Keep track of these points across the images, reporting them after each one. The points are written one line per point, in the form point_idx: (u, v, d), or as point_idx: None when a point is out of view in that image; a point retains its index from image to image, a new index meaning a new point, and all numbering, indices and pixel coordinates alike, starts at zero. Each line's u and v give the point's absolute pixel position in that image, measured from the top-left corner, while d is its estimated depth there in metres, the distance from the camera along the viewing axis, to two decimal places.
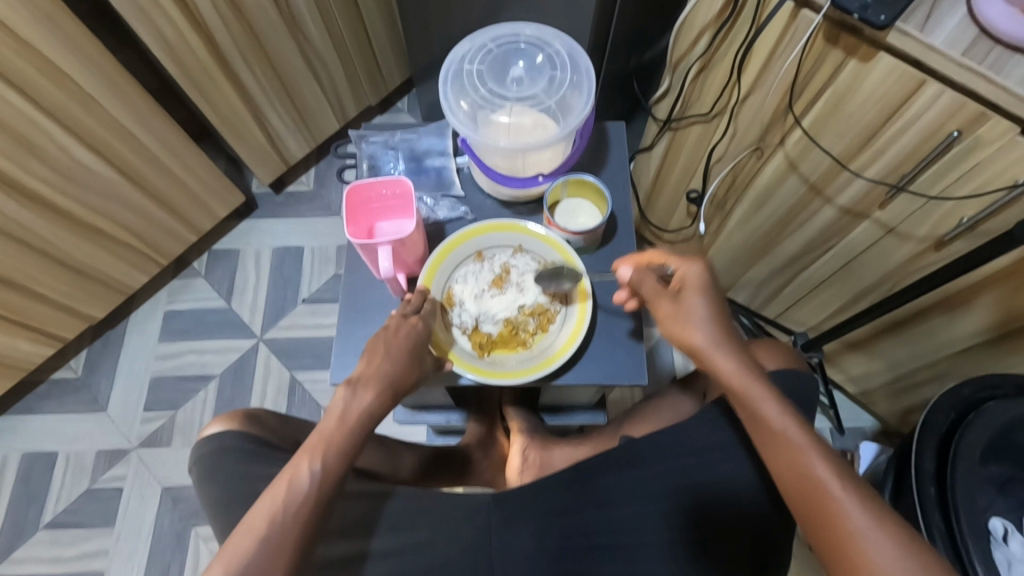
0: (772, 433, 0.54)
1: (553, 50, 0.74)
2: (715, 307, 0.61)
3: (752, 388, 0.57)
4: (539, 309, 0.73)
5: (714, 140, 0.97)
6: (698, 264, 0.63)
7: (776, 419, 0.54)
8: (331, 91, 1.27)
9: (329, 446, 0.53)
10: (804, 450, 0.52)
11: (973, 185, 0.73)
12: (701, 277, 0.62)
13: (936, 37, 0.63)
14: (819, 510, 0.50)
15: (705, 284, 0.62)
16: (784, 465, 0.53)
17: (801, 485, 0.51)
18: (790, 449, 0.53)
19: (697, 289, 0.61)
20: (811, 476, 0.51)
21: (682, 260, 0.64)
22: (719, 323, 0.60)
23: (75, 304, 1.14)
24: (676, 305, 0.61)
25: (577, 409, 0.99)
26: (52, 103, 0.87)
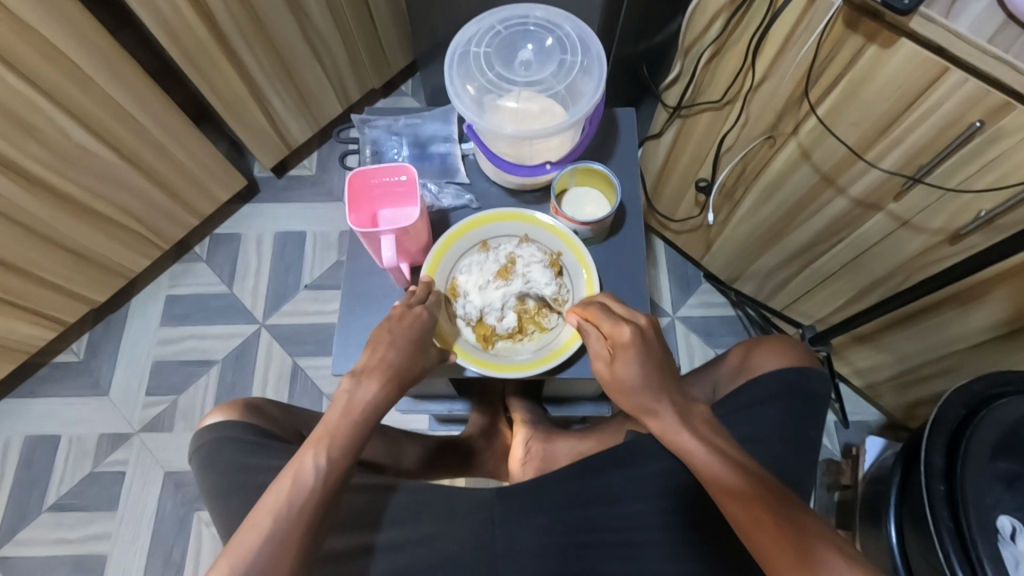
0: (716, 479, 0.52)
1: (562, 33, 0.72)
2: (648, 371, 0.57)
3: (688, 441, 0.55)
4: (541, 304, 0.71)
5: (725, 127, 0.94)
6: (630, 327, 0.58)
7: (723, 471, 0.52)
8: (333, 73, 1.25)
9: (335, 437, 0.52)
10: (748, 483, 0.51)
11: (993, 178, 0.71)
12: (634, 341, 0.58)
13: (960, 23, 0.61)
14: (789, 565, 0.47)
15: (639, 350, 0.57)
16: (742, 517, 0.50)
17: (767, 536, 0.48)
18: (739, 492, 0.51)
19: (629, 357, 0.57)
20: (777, 527, 0.48)
21: (615, 322, 0.59)
22: (651, 390, 0.56)
23: (75, 288, 1.13)
24: (608, 369, 0.59)
25: (582, 401, 0.95)
26: (48, 83, 0.84)
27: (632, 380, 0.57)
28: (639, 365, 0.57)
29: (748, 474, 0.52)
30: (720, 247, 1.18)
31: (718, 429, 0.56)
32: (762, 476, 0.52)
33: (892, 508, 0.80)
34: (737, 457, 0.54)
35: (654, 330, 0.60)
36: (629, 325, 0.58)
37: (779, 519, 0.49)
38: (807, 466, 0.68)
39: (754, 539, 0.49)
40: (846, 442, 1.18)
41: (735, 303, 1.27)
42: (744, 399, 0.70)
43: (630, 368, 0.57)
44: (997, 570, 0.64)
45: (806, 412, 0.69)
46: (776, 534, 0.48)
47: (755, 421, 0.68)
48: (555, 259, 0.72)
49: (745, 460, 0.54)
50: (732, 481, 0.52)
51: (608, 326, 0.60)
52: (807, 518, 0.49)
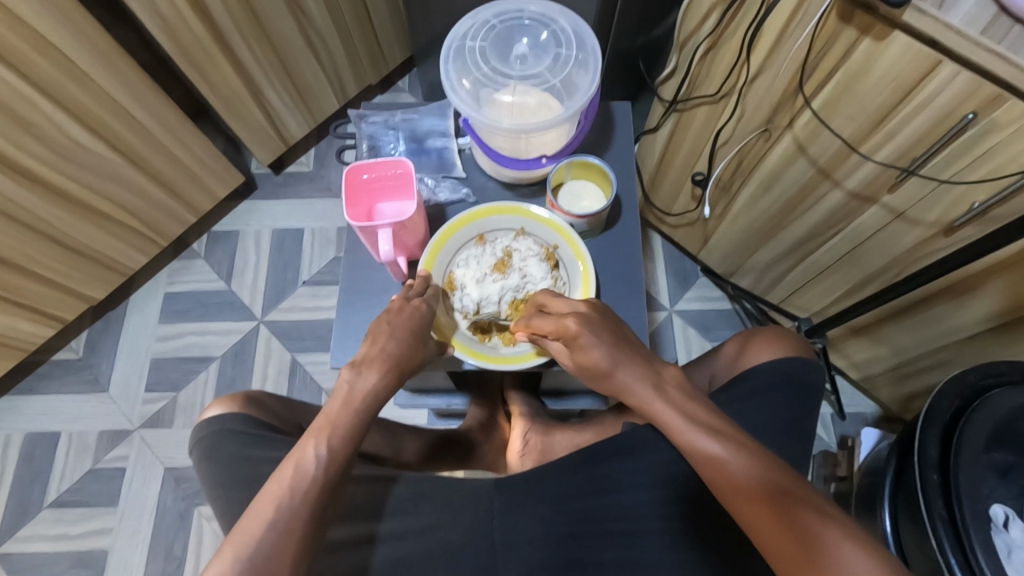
0: (700, 453, 0.52)
1: (558, 26, 0.72)
2: (609, 347, 0.59)
3: (668, 413, 0.56)
4: (516, 302, 0.70)
5: (721, 121, 0.95)
6: (571, 318, 0.59)
7: (703, 441, 0.53)
8: (330, 69, 1.25)
9: (335, 428, 0.52)
10: (729, 456, 0.51)
11: (985, 170, 0.71)
12: (581, 329, 0.59)
13: (953, 16, 0.62)
14: (784, 544, 0.46)
15: (590, 333, 0.59)
16: (730, 497, 0.50)
17: (760, 518, 0.48)
18: (719, 464, 0.51)
19: (585, 343, 0.59)
20: (768, 504, 0.48)
21: (558, 318, 0.61)
22: (620, 365, 0.58)
23: (74, 285, 1.13)
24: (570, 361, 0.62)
25: (580, 394, 0.90)
26: (45, 79, 0.84)
27: (599, 362, 0.59)
28: (595, 347, 0.59)
29: (738, 450, 0.51)
30: (717, 241, 1.19)
31: (695, 395, 0.57)
32: (753, 449, 0.51)
33: (887, 498, 0.81)
34: (717, 424, 0.54)
35: (596, 310, 0.62)
36: (568, 319, 0.59)
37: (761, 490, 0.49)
38: (801, 455, 0.69)
39: (737, 506, 0.50)
40: (842, 434, 1.18)
41: (733, 297, 1.27)
42: (739, 391, 0.71)
43: (591, 353, 0.59)
44: (990, 557, 0.65)
45: (802, 401, 0.70)
46: (760, 505, 0.48)
47: (751, 411, 0.69)
48: (551, 252, 0.73)
49: (725, 425, 0.54)
50: (717, 454, 0.51)
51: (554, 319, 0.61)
52: (801, 491, 0.48)
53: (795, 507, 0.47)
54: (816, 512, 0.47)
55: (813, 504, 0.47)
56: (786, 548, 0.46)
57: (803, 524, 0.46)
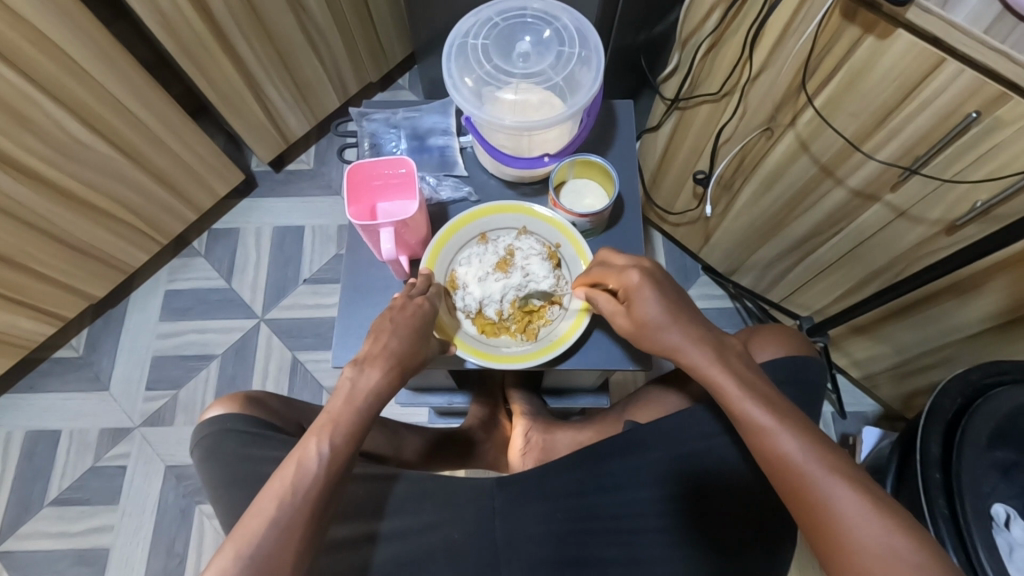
0: (748, 420, 0.53)
1: (561, 24, 0.72)
2: (667, 303, 0.59)
3: (722, 377, 0.56)
4: (513, 305, 0.71)
5: (723, 119, 0.95)
6: (635, 270, 0.61)
7: (750, 407, 0.53)
8: (331, 67, 1.25)
9: (337, 425, 0.52)
10: (779, 427, 0.51)
11: (988, 168, 0.71)
12: (643, 282, 0.61)
13: (958, 14, 0.61)
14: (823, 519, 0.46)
15: (652, 288, 0.60)
16: (774, 466, 0.50)
17: (801, 488, 0.48)
18: (767, 432, 0.51)
19: (644, 296, 0.60)
20: (814, 478, 0.48)
21: (620, 271, 0.62)
22: (675, 321, 0.59)
23: (74, 282, 1.13)
24: (624, 313, 0.62)
25: (580, 393, 0.96)
26: (45, 76, 0.84)
27: (655, 315, 0.59)
28: (655, 300, 0.59)
29: (790, 425, 0.51)
30: (719, 240, 1.19)
31: (752, 365, 0.57)
32: (807, 428, 0.51)
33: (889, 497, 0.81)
34: (767, 394, 0.54)
35: (659, 271, 0.63)
36: (635, 269, 0.61)
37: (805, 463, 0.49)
38: None
39: (777, 475, 0.50)
40: (843, 433, 1.18)
41: (734, 296, 1.27)
42: None
43: (649, 306, 0.59)
44: (991, 556, 0.65)
45: (804, 401, 0.70)
46: (801, 478, 0.48)
47: None
48: (553, 251, 0.73)
49: (776, 397, 0.54)
50: (771, 427, 0.51)
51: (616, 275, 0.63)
52: (848, 468, 0.48)
53: (840, 484, 0.47)
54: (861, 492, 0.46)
55: (858, 482, 0.47)
56: (825, 521, 0.46)
57: (844, 501, 0.46)
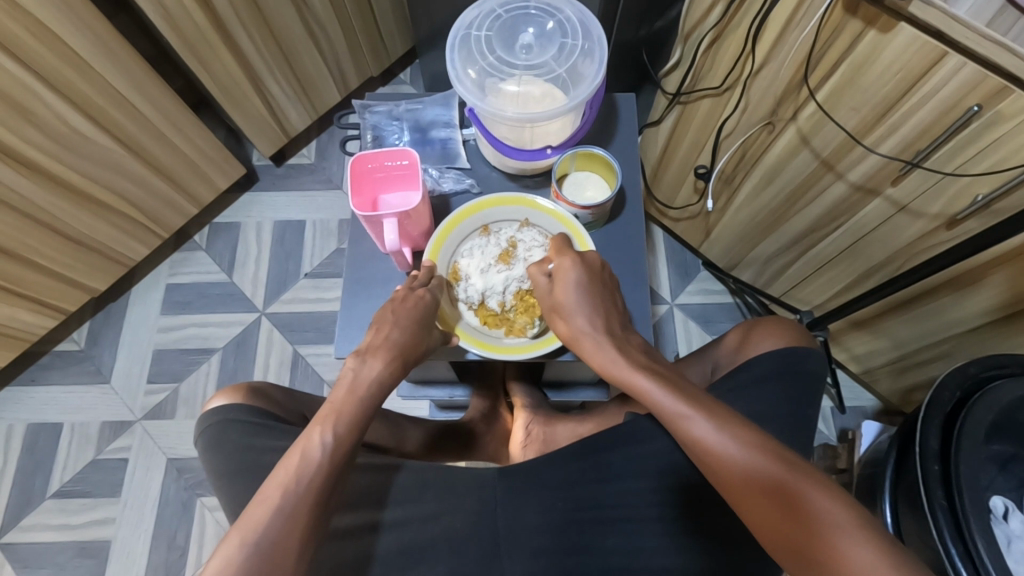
0: (667, 412, 0.54)
1: (563, 16, 0.72)
2: (586, 296, 0.63)
3: (636, 374, 0.57)
4: (520, 293, 0.70)
5: (725, 114, 0.95)
6: (569, 260, 0.64)
7: (666, 397, 0.54)
8: (332, 61, 1.25)
9: (341, 415, 0.52)
10: (699, 415, 0.52)
11: (989, 162, 0.71)
12: (572, 272, 0.63)
13: (960, 7, 0.61)
14: (755, 502, 0.48)
15: (576, 279, 0.63)
16: (700, 458, 0.52)
17: (731, 477, 0.49)
18: (687, 422, 0.52)
19: (566, 285, 0.63)
20: (741, 462, 0.49)
21: (559, 253, 0.65)
22: (588, 314, 0.62)
23: (76, 275, 1.13)
24: (548, 296, 0.65)
25: (580, 386, 0.96)
26: (46, 68, 0.84)
27: (569, 305, 0.62)
28: (575, 291, 0.62)
29: (706, 417, 0.52)
30: (719, 235, 1.19)
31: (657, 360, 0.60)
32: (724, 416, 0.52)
33: (888, 490, 0.81)
34: (677, 382, 0.56)
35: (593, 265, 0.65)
36: (570, 260, 0.63)
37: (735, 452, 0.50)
38: (804, 447, 0.69)
39: (709, 466, 0.51)
40: (842, 427, 1.19)
41: (734, 291, 1.28)
42: (740, 381, 0.71)
43: (567, 294, 0.63)
44: (989, 548, 0.65)
45: (804, 393, 0.70)
46: (734, 468, 0.49)
47: (755, 401, 0.69)
48: None
49: (687, 384, 0.56)
50: (690, 417, 0.52)
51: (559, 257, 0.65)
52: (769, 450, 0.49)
53: (775, 467, 0.48)
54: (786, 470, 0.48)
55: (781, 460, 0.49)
56: (761, 503, 0.48)
57: (774, 481, 0.48)
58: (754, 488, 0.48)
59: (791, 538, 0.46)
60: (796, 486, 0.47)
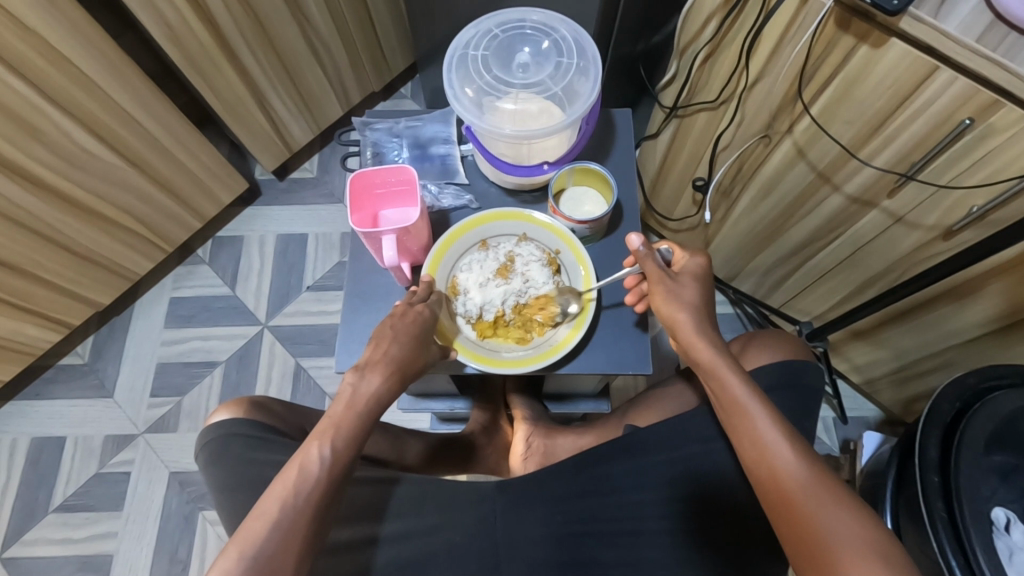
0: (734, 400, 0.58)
1: (559, 35, 0.73)
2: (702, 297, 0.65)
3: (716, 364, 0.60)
4: (548, 294, 0.72)
5: (721, 127, 0.96)
6: (702, 260, 0.66)
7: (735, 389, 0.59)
8: (334, 77, 1.27)
9: (339, 430, 0.53)
10: (761, 414, 0.57)
11: (983, 174, 0.72)
12: (701, 273, 0.66)
13: (949, 23, 0.62)
14: (788, 499, 0.53)
15: (701, 280, 0.65)
16: (749, 447, 0.56)
17: (773, 474, 0.54)
18: (744, 413, 0.57)
19: (693, 282, 0.65)
20: (788, 467, 0.54)
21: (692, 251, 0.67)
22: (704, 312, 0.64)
23: (80, 290, 1.14)
24: (669, 283, 0.64)
25: (581, 398, 0.99)
26: (53, 87, 0.86)
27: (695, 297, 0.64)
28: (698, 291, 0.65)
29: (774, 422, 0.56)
30: (719, 246, 1.19)
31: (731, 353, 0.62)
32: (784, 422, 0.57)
33: (889, 502, 0.81)
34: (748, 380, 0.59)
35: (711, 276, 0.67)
36: (705, 257, 0.67)
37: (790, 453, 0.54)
38: None
39: (760, 456, 0.55)
40: (844, 438, 1.19)
41: (734, 301, 1.28)
42: None
43: (692, 289, 0.64)
44: (989, 560, 0.65)
45: (802, 405, 0.71)
46: (781, 469, 0.54)
47: None
48: (553, 257, 0.74)
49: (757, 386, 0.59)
50: (751, 411, 0.57)
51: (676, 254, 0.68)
52: (816, 465, 0.54)
53: (823, 486, 0.52)
54: (828, 486, 0.52)
55: (826, 476, 0.53)
56: (793, 503, 0.52)
57: (815, 492, 0.52)
58: (791, 488, 0.53)
59: (811, 542, 0.51)
60: (833, 503, 0.51)
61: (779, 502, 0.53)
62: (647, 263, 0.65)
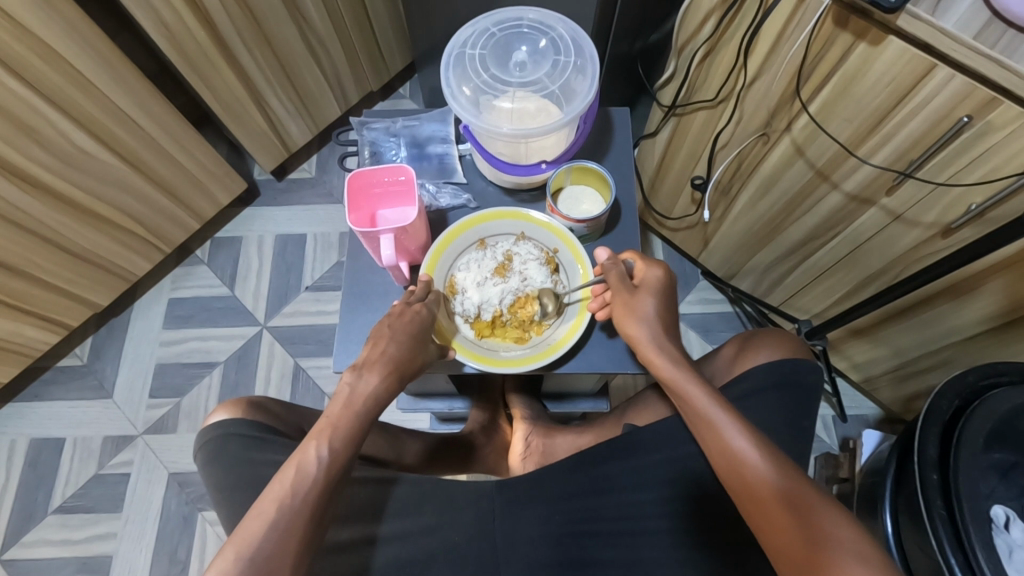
0: (702, 414, 0.60)
1: (556, 34, 0.73)
2: (660, 310, 0.66)
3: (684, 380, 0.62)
4: (530, 292, 0.72)
5: (720, 125, 0.96)
6: (659, 270, 0.67)
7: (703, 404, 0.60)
8: (332, 76, 1.27)
9: (337, 429, 0.53)
10: (731, 425, 0.58)
11: (982, 171, 0.72)
12: (658, 284, 0.66)
13: (947, 20, 0.62)
14: (766, 507, 0.53)
15: (658, 292, 0.66)
16: (721, 460, 0.57)
17: (747, 484, 0.55)
18: (714, 426, 0.59)
19: (649, 295, 0.66)
20: (762, 476, 0.55)
21: (648, 261, 0.68)
22: (664, 325, 0.65)
23: (79, 290, 1.14)
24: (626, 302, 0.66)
25: (580, 397, 0.99)
26: (50, 88, 0.86)
27: (653, 311, 0.65)
28: (657, 304, 0.66)
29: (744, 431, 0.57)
30: (718, 244, 1.19)
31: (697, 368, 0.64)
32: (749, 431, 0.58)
33: (888, 500, 0.81)
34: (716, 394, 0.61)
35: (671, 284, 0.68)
36: (663, 266, 0.67)
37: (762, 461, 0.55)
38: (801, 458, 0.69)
39: (732, 468, 0.56)
40: (844, 436, 1.18)
41: (733, 300, 1.28)
42: (740, 393, 0.71)
43: (649, 302, 0.65)
44: (989, 557, 0.65)
45: (801, 404, 0.70)
46: (753, 478, 0.55)
47: (753, 412, 0.69)
48: (551, 256, 0.74)
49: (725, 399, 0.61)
50: (721, 424, 0.58)
51: (636, 267, 0.68)
52: (785, 468, 0.55)
53: (799, 490, 0.53)
54: (801, 487, 0.53)
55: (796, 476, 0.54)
56: (771, 512, 0.53)
57: (792, 499, 0.53)
58: (768, 495, 0.54)
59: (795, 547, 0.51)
60: (808, 502, 0.52)
61: (757, 511, 0.54)
62: (609, 274, 0.67)
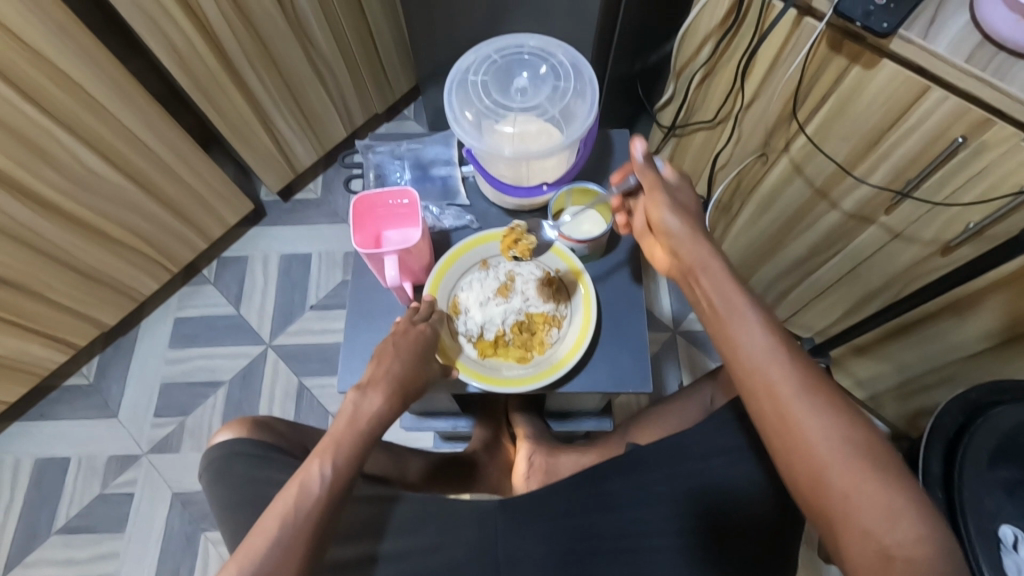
0: (747, 348, 0.49)
1: (557, 60, 0.75)
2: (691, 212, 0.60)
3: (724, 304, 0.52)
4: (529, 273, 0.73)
5: (719, 145, 1.00)
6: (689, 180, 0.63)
7: (747, 334, 0.49)
8: (338, 99, 1.29)
9: (340, 447, 0.53)
10: (780, 363, 0.48)
11: (978, 191, 0.72)
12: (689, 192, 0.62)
13: (938, 44, 0.64)
14: (820, 468, 0.44)
15: (689, 198, 0.61)
16: (767, 405, 0.47)
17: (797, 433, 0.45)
18: (760, 365, 0.48)
19: (683, 195, 0.61)
20: (818, 428, 0.45)
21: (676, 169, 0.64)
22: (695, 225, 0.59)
23: (86, 309, 1.16)
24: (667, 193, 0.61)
25: (584, 416, 0.99)
26: (62, 111, 0.88)
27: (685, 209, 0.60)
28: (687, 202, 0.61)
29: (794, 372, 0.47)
30: None
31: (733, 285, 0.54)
32: (806, 364, 0.48)
33: None
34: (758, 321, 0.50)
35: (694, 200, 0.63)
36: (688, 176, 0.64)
37: (815, 406, 0.46)
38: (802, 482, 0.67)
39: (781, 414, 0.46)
40: None
41: None
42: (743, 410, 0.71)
43: (681, 202, 0.60)
44: None
45: None
46: (805, 427, 0.45)
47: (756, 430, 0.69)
48: (552, 277, 0.75)
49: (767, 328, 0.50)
50: (765, 359, 0.48)
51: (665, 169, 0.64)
52: (835, 400, 0.46)
53: (856, 451, 0.44)
54: (865, 446, 0.44)
55: (829, 387, 0.46)
56: (824, 471, 0.44)
57: (850, 459, 0.43)
58: (822, 454, 0.44)
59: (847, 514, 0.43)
60: (870, 467, 0.43)
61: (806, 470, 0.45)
62: (645, 172, 0.61)
